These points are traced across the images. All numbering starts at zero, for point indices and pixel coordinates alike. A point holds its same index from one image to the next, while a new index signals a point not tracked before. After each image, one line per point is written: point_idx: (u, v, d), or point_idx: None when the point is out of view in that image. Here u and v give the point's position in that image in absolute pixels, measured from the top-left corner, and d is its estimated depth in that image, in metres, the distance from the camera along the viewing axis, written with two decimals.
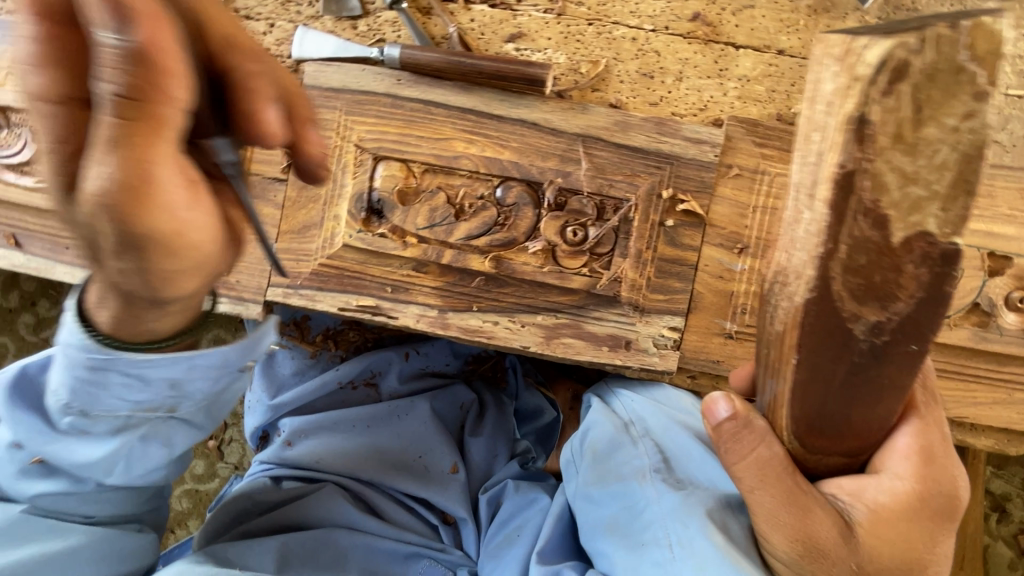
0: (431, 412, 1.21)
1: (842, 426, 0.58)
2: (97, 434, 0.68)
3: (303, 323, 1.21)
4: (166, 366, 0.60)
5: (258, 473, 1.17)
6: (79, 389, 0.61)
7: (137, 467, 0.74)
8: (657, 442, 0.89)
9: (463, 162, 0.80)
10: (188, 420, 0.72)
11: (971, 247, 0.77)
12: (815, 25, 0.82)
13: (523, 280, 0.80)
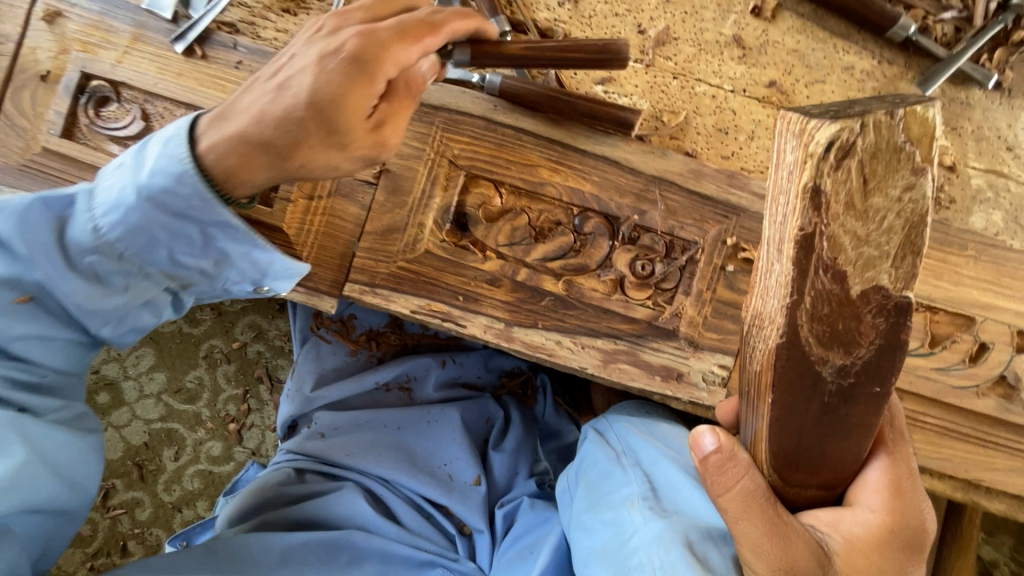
0: (460, 422, 1.17)
1: (814, 458, 0.59)
2: (102, 280, 0.70)
3: (348, 321, 1.21)
4: (223, 230, 0.69)
5: (284, 464, 1.16)
6: (139, 226, 0.66)
7: (125, 326, 0.75)
8: (647, 472, 0.86)
9: (548, 189, 0.85)
10: (180, 305, 0.78)
11: (1002, 324, 0.84)
12: None
13: (590, 305, 0.85)
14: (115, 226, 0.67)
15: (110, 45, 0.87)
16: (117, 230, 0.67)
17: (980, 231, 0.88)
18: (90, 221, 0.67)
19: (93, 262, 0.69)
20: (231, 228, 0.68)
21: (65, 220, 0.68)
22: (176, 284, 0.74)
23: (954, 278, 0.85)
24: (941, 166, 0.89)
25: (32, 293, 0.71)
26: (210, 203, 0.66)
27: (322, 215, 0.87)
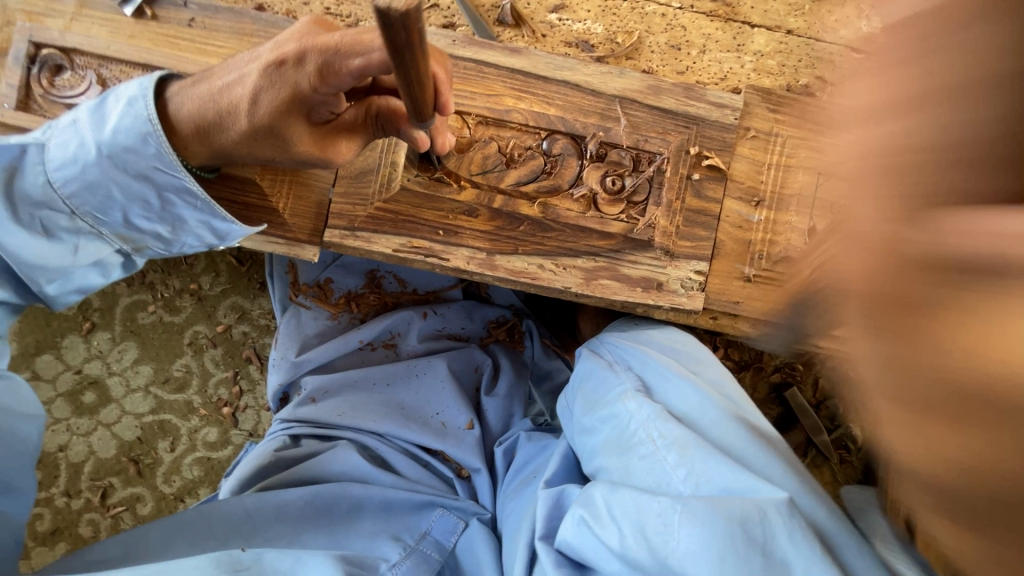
0: (448, 371, 1.19)
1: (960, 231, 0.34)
2: (51, 236, 0.78)
3: (326, 286, 1.22)
4: (181, 194, 0.78)
5: (279, 433, 1.16)
6: (94, 181, 0.75)
7: (69, 285, 0.83)
8: (638, 372, 0.88)
9: (514, 116, 0.87)
10: (127, 267, 0.86)
11: None
12: (818, 11, 0.94)
13: (567, 225, 0.88)
14: (65, 177, 0.75)
15: (57, 13, 0.86)
16: (69, 187, 0.75)
17: None
18: (38, 168, 0.75)
19: (47, 215, 0.77)
20: (188, 194, 0.78)
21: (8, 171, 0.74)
22: (128, 247, 0.83)
23: None
24: None
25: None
26: (168, 159, 0.75)
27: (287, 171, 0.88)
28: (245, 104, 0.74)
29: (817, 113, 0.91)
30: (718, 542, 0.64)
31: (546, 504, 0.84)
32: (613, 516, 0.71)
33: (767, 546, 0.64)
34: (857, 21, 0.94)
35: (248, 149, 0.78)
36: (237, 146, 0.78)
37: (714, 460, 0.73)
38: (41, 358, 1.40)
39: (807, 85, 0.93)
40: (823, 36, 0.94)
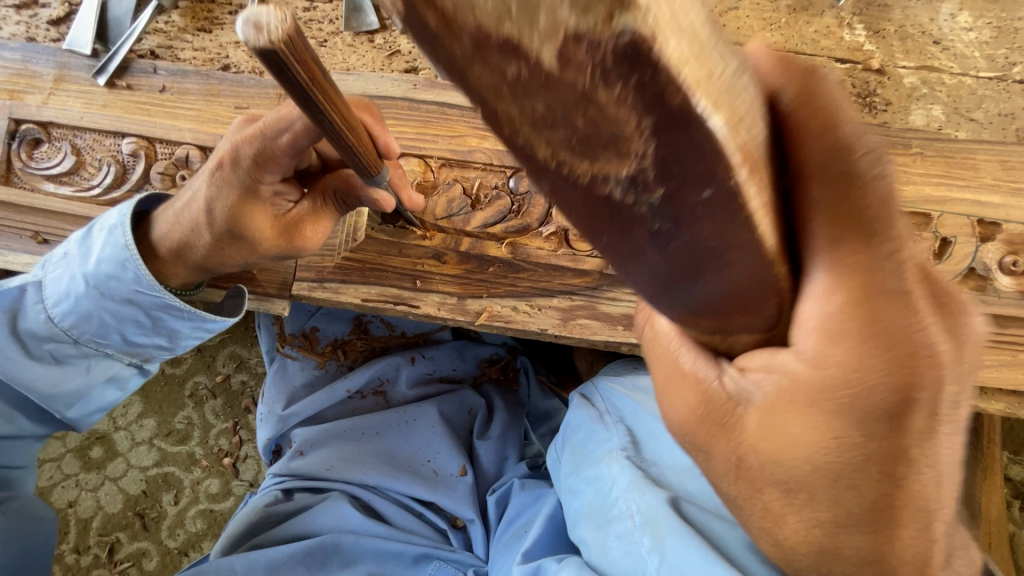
0: (439, 416, 1.13)
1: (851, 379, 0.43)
2: (63, 361, 0.85)
3: (312, 334, 1.19)
4: (167, 310, 0.83)
5: (269, 488, 1.14)
6: (88, 312, 0.81)
7: (89, 405, 0.90)
8: (628, 424, 0.84)
9: (477, 156, 0.85)
10: (141, 374, 0.92)
11: (961, 215, 0.81)
12: (796, 23, 0.89)
13: (538, 264, 0.84)
14: (63, 312, 0.81)
15: (36, 89, 0.89)
16: (67, 319, 0.82)
17: (922, 128, 0.86)
18: (41, 310, 0.81)
19: (54, 347, 0.84)
20: (171, 309, 0.81)
21: (14, 316, 0.82)
22: (132, 358, 0.88)
23: (901, 178, 0.83)
24: (871, 71, 0.87)
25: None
26: (151, 286, 0.80)
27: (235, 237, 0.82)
28: (203, 214, 0.77)
29: None
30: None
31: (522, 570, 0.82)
32: None
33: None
34: (840, 29, 0.88)
35: (216, 257, 0.80)
36: (210, 256, 0.80)
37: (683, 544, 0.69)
38: None
39: None
40: (803, 47, 0.88)
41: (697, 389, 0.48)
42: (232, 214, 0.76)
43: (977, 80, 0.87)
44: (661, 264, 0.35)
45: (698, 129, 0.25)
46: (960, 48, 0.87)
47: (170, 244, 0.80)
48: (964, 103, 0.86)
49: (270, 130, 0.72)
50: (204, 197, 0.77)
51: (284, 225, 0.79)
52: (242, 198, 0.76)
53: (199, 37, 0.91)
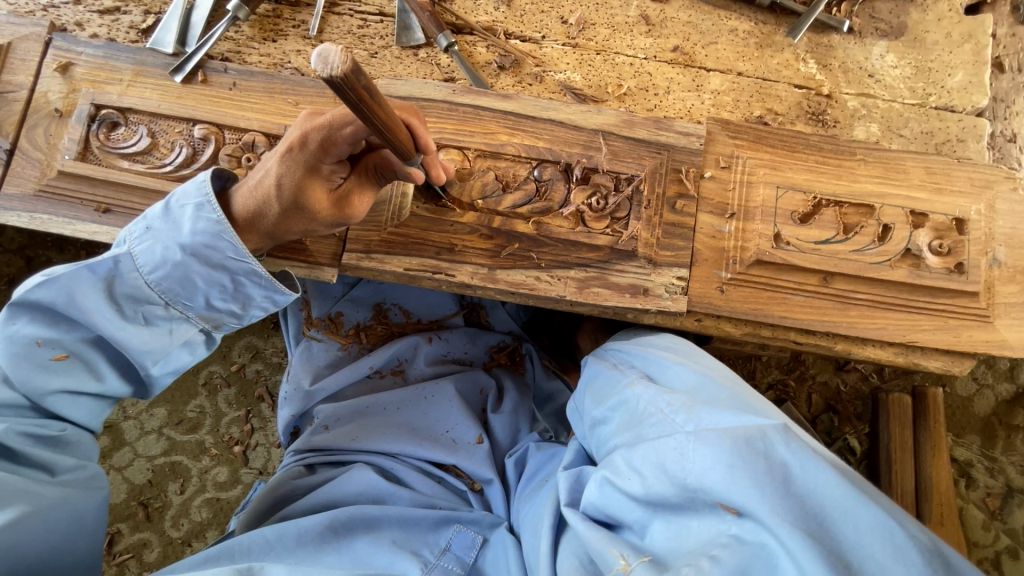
0: (455, 391, 1.23)
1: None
2: (149, 323, 0.89)
3: (337, 318, 1.28)
4: (250, 276, 0.90)
5: (292, 464, 1.18)
6: (182, 276, 0.87)
7: (167, 367, 0.93)
8: (640, 368, 0.96)
9: (507, 149, 1.00)
10: (209, 342, 0.96)
11: (898, 207, 1.01)
12: (763, 55, 1.09)
13: (559, 240, 0.98)
14: (157, 275, 0.87)
15: (115, 81, 1.01)
16: (156, 279, 0.87)
17: (863, 140, 1.07)
18: (136, 274, 0.87)
19: (145, 310, 0.89)
20: (257, 275, 0.89)
21: (108, 285, 0.87)
22: (208, 324, 0.93)
23: (849, 177, 1.03)
24: (821, 96, 1.09)
25: (70, 350, 0.88)
26: (242, 252, 0.87)
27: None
28: (272, 190, 0.87)
29: (770, 137, 1.04)
30: (732, 462, 0.68)
31: (567, 480, 0.90)
32: (632, 469, 0.77)
33: (772, 460, 0.68)
34: (797, 62, 1.09)
35: (281, 227, 0.91)
36: (278, 226, 0.90)
37: (715, 413, 0.76)
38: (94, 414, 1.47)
39: (760, 116, 1.08)
40: (768, 76, 1.09)
41: None
42: (295, 187, 0.87)
43: (903, 106, 1.09)
44: None
45: None
46: (889, 81, 1.10)
47: (245, 214, 0.90)
48: (894, 122, 1.09)
49: (339, 122, 0.83)
50: (274, 178, 0.87)
51: (337, 200, 0.91)
52: (306, 174, 0.87)
53: (265, 46, 1.06)
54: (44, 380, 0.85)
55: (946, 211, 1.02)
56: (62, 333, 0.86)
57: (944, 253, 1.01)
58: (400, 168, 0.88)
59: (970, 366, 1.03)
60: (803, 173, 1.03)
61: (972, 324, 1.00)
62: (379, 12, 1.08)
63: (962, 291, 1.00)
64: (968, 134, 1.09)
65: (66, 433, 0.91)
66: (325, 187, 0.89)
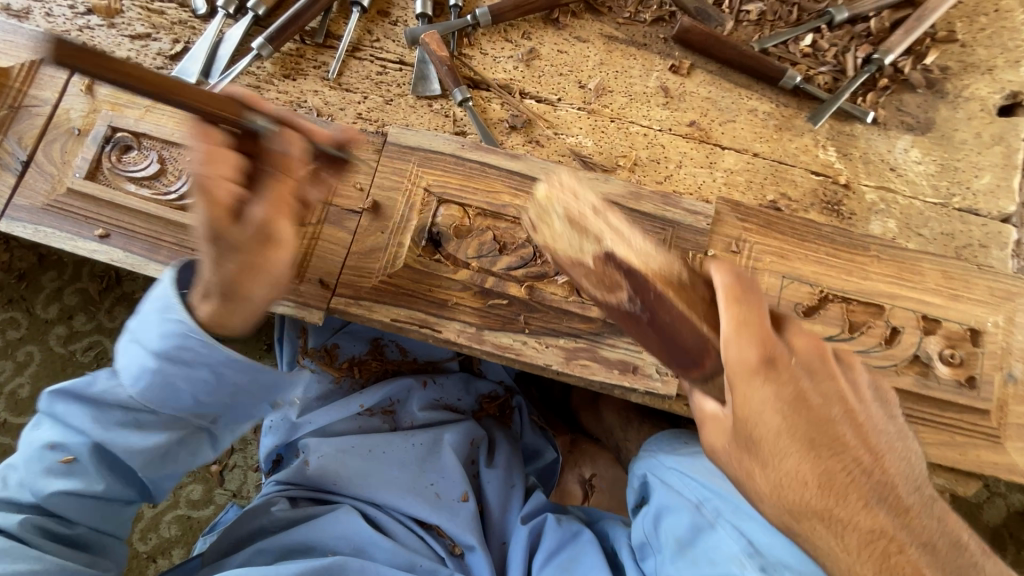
0: (446, 443, 1.20)
1: (770, 364, 0.75)
2: (146, 429, 0.86)
3: (333, 349, 1.26)
4: (241, 380, 0.84)
5: (273, 494, 1.16)
6: (169, 388, 0.83)
7: (167, 466, 0.90)
8: (735, 525, 0.96)
9: (509, 211, 0.99)
10: (210, 438, 0.93)
11: (908, 310, 0.97)
12: (782, 138, 1.07)
13: (551, 307, 0.96)
14: (146, 392, 0.83)
15: (135, 105, 1.03)
16: (144, 393, 0.83)
17: (879, 235, 1.04)
18: (118, 386, 0.84)
19: (139, 418, 0.86)
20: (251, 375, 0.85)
21: (92, 399, 0.86)
22: (201, 417, 0.88)
23: (859, 273, 0.99)
24: (839, 185, 1.06)
25: (75, 455, 0.86)
26: (208, 344, 0.80)
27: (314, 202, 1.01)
28: (216, 298, 0.79)
29: (780, 223, 1.02)
30: None
31: None
32: None
33: None
34: (816, 148, 1.07)
35: (232, 317, 0.81)
36: (236, 321, 0.82)
37: None
38: None
39: (774, 200, 1.05)
40: (785, 159, 1.07)
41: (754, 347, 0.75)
42: (229, 280, 0.78)
43: (925, 204, 1.06)
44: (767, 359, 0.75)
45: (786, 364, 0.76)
46: (911, 177, 1.07)
47: (211, 320, 0.80)
48: (913, 219, 1.05)
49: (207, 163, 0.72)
50: (215, 265, 0.78)
51: (262, 240, 0.78)
52: (229, 260, 0.77)
53: (284, 83, 1.08)
54: (45, 485, 0.85)
55: (961, 319, 0.97)
56: (67, 438, 0.86)
57: (956, 364, 0.96)
58: (276, 148, 0.77)
59: (977, 487, 0.96)
60: (812, 265, 0.99)
61: (980, 443, 0.94)
62: (398, 60, 1.09)
63: (971, 407, 0.95)
64: (991, 240, 1.04)
65: (82, 532, 0.90)
66: (245, 254, 0.78)
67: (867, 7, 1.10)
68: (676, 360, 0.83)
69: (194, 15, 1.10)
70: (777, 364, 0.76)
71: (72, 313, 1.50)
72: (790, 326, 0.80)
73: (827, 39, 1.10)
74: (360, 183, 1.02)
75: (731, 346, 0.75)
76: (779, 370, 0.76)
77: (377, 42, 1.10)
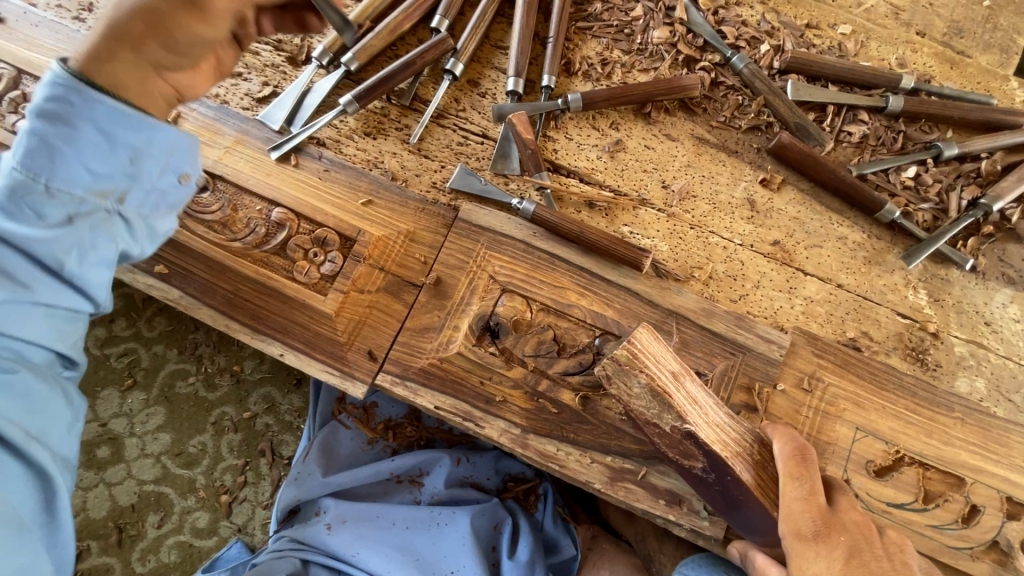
0: (470, 527, 1.14)
1: (832, 531, 0.77)
2: (40, 216, 0.67)
3: (370, 409, 1.23)
4: (94, 139, 0.68)
5: (289, 555, 1.10)
6: (44, 143, 0.66)
7: (88, 260, 0.70)
8: None
9: (574, 311, 0.95)
10: (129, 228, 0.73)
11: (992, 488, 0.89)
12: (869, 272, 1.01)
13: (602, 422, 0.92)
14: (22, 156, 0.66)
15: (215, 144, 1.02)
16: (26, 160, 0.66)
17: (965, 394, 0.96)
18: (6, 161, 0.66)
19: (30, 200, 0.66)
20: (123, 113, 0.68)
21: None
22: (110, 201, 0.70)
23: (942, 437, 0.91)
24: (927, 332, 0.99)
25: None
26: (94, 94, 0.67)
27: (377, 268, 0.98)
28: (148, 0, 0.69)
29: (860, 366, 0.95)
30: None
31: None
32: None
33: None
34: (906, 289, 1.00)
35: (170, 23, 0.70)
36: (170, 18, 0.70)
37: None
38: (101, 448, 1.44)
39: (853, 338, 0.98)
40: (871, 296, 1.00)
41: (812, 510, 0.78)
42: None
43: (1019, 366, 0.98)
44: (826, 521, 0.78)
45: (844, 527, 0.78)
46: (1008, 335, 0.99)
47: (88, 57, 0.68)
48: (1004, 382, 0.97)
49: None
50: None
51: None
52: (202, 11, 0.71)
53: (364, 140, 1.07)
54: None
55: None
56: None
57: None
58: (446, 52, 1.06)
59: None
60: (890, 419, 0.92)
61: None
62: (482, 133, 1.08)
63: None
64: None
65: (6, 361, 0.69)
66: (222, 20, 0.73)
67: (980, 146, 1.03)
68: (737, 522, 0.86)
69: (288, 62, 1.11)
70: (833, 526, 0.78)
71: (113, 317, 1.49)
72: (843, 493, 0.83)
73: (932, 174, 1.04)
74: (424, 256, 0.99)
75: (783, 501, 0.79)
76: (839, 532, 0.77)
77: (463, 111, 1.09)
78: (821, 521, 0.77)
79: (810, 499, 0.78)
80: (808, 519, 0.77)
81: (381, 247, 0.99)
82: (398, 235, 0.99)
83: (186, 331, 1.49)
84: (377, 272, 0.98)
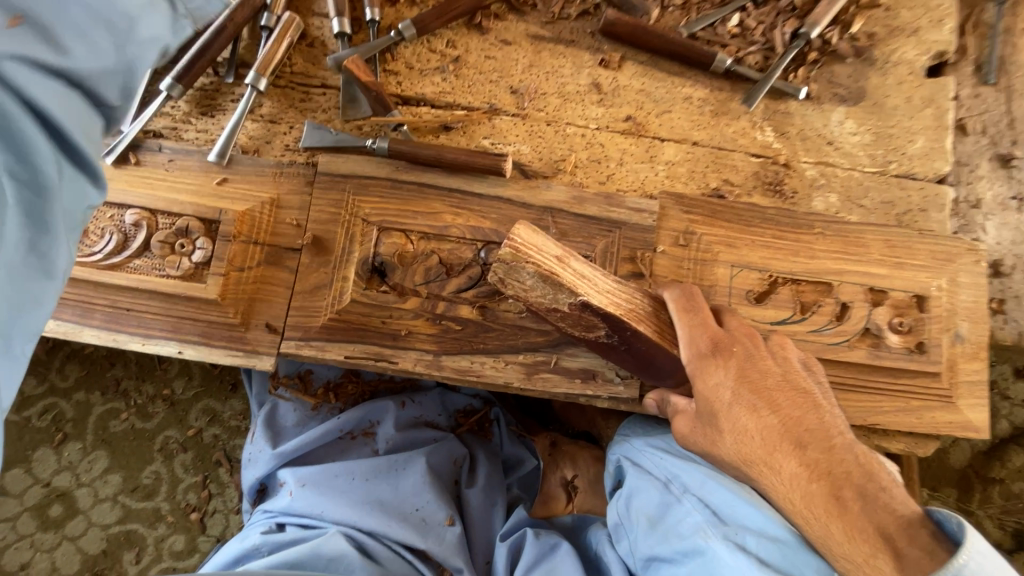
0: (426, 466, 1.19)
1: (725, 345, 0.83)
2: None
3: (307, 376, 1.24)
4: None
5: (266, 521, 1.15)
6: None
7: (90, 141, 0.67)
8: (702, 498, 0.97)
9: (452, 231, 0.97)
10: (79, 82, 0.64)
11: (856, 284, 0.99)
12: (718, 123, 1.07)
13: (506, 325, 0.96)
14: None
15: None
16: None
17: (822, 211, 1.05)
18: None
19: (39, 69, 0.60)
20: None
21: None
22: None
23: (807, 253, 1.00)
24: (779, 164, 1.06)
25: None
26: None
27: (252, 243, 0.97)
28: None
29: (725, 211, 1.01)
30: None
31: None
32: None
33: None
34: (754, 130, 1.07)
35: None
36: None
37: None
38: (52, 506, 1.40)
39: (716, 188, 1.05)
40: (724, 145, 1.06)
41: (704, 331, 0.84)
42: None
43: (864, 174, 1.07)
44: (719, 336, 0.84)
45: (735, 340, 0.84)
46: (849, 149, 1.07)
47: None
48: (853, 191, 1.06)
49: None
50: None
51: None
52: None
53: (203, 120, 1.03)
54: None
55: (906, 287, 0.99)
56: None
57: (904, 331, 0.99)
58: None
59: (934, 445, 1.00)
60: (760, 250, 1.00)
61: (933, 404, 0.98)
62: (322, 84, 1.06)
63: (922, 371, 0.98)
64: (929, 204, 1.06)
65: None
66: None
67: None
68: (649, 375, 0.92)
69: None
70: (726, 341, 0.84)
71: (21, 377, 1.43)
72: (732, 315, 0.90)
73: (753, 18, 1.09)
74: (293, 217, 0.98)
75: (680, 328, 0.86)
76: (732, 344, 0.83)
77: (297, 67, 1.06)
78: (715, 337, 0.84)
79: (701, 322, 0.85)
80: (704, 337, 0.84)
81: (248, 220, 0.97)
82: (262, 205, 0.98)
83: (103, 370, 1.44)
84: (254, 246, 0.97)
